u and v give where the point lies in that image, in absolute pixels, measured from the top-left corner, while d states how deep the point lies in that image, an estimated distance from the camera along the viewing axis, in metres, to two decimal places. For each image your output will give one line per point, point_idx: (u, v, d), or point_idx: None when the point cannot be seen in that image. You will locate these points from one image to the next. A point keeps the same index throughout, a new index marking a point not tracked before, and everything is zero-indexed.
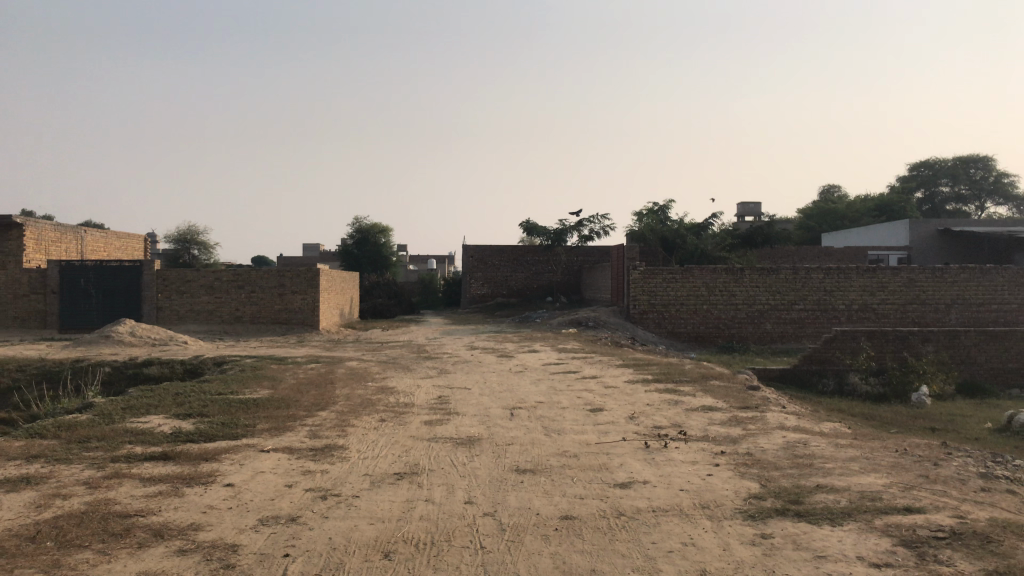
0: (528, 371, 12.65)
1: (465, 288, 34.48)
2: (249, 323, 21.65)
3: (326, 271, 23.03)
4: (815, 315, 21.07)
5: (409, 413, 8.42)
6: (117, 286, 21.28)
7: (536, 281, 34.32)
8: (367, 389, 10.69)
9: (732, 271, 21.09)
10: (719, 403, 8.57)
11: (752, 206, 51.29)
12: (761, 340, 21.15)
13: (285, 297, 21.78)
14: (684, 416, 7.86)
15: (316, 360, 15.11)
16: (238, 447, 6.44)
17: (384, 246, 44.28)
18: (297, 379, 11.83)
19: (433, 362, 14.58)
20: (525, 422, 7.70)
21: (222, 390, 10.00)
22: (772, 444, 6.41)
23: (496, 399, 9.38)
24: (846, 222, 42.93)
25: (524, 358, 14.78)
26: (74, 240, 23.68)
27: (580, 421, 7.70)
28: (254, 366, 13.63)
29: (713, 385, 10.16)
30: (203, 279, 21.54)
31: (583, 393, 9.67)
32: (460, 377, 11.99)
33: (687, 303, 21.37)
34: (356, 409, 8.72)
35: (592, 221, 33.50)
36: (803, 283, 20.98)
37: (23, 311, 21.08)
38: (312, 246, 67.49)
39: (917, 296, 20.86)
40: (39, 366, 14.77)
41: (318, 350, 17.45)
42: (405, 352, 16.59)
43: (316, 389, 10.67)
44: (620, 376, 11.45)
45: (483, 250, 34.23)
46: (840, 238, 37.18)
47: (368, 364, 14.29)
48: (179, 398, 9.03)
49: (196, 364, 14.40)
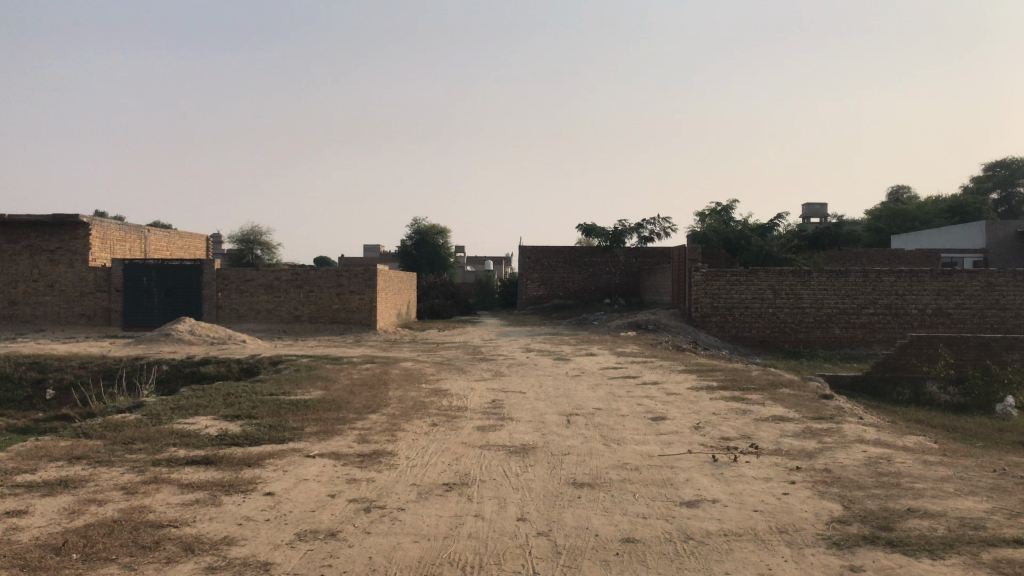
0: (586, 374, 12.24)
1: (522, 289, 34.16)
2: (307, 322, 21.66)
3: (383, 272, 22.94)
4: (886, 319, 20.19)
5: (461, 418, 8.10)
6: (179, 285, 21.52)
7: (594, 282, 33.85)
8: (421, 391, 10.40)
9: (799, 274, 20.36)
10: (790, 413, 8.06)
11: (817, 207, 49.93)
12: (828, 345, 20.36)
13: (344, 297, 21.74)
14: (752, 426, 7.38)
15: (371, 360, 14.93)
16: (283, 452, 6.19)
17: (442, 248, 44.28)
18: (350, 380, 11.60)
19: (489, 364, 14.26)
20: (583, 430, 7.31)
21: (273, 390, 9.80)
22: (852, 459, 5.91)
23: (552, 404, 9.00)
24: (917, 223, 41.42)
25: (582, 362, 14.36)
26: (138, 239, 23.99)
27: (642, 430, 7.27)
28: (309, 366, 13.48)
29: (783, 393, 9.62)
30: (262, 278, 21.61)
31: (644, 400, 9.23)
32: (516, 380, 11.64)
33: (751, 306, 20.68)
34: (408, 412, 8.43)
35: (652, 222, 32.86)
36: (873, 287, 20.13)
37: (88, 309, 21.38)
38: (373, 247, 68.02)
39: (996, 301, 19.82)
40: (100, 363, 14.86)
41: (374, 350, 17.30)
42: (460, 353, 16.33)
43: (369, 390, 10.42)
44: (682, 381, 10.98)
45: (540, 250, 33.89)
46: (910, 241, 35.82)
47: (424, 365, 14.03)
48: (229, 398, 8.86)
49: (252, 363, 14.36)
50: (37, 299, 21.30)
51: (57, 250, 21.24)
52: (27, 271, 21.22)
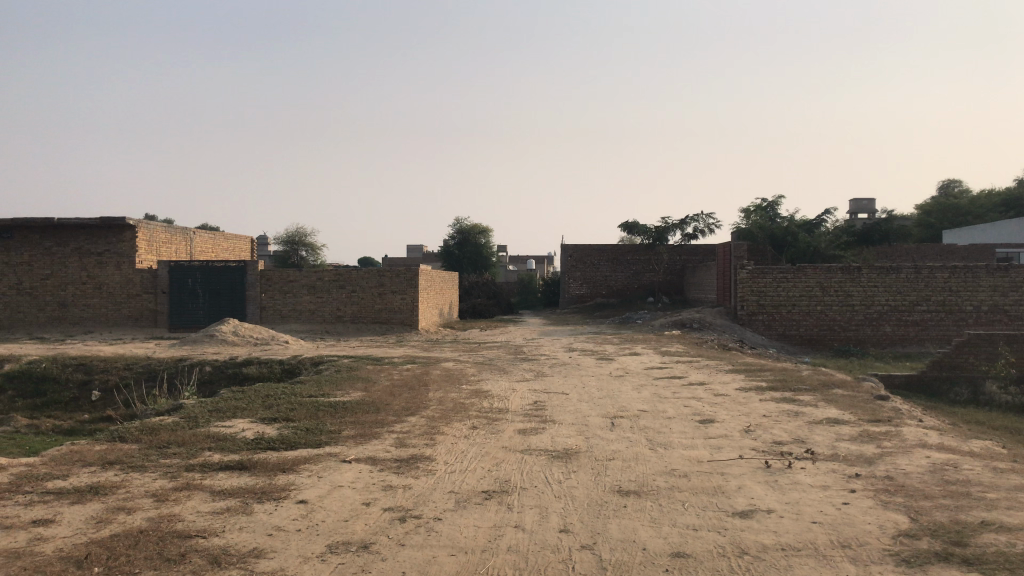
0: (631, 375, 11.97)
1: (564, 288, 33.88)
2: (349, 322, 21.65)
3: (425, 271, 22.87)
4: (940, 317, 19.52)
5: (502, 421, 7.88)
6: (223, 286, 21.66)
7: (637, 280, 33.45)
8: (462, 392, 10.22)
9: (849, 270, 19.79)
10: (845, 416, 7.69)
11: (865, 203, 48.87)
12: (879, 344, 19.76)
13: (385, 297, 21.71)
14: (806, 429, 7.03)
15: (412, 360, 14.80)
16: (318, 457, 6.03)
17: (485, 247, 44.17)
18: (391, 381, 11.47)
19: (532, 364, 14.03)
20: (628, 433, 7.04)
21: (313, 392, 9.69)
22: (915, 464, 5.56)
23: (596, 406, 8.73)
24: (970, 218, 40.27)
25: (625, 361, 14.06)
26: (183, 241, 24.20)
27: (689, 433, 6.99)
28: (350, 367, 13.40)
29: (836, 394, 9.23)
30: (305, 279, 21.66)
31: (691, 401, 8.92)
32: (559, 381, 11.39)
33: (799, 303, 20.15)
34: (448, 415, 8.24)
35: (696, 218, 32.35)
36: (926, 283, 19.48)
37: (135, 310, 21.61)
38: (416, 247, 68.21)
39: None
40: (144, 365, 14.95)
41: (415, 350, 17.19)
42: (502, 354, 16.15)
43: (409, 392, 10.25)
44: (730, 382, 10.63)
45: (582, 249, 33.59)
46: (963, 236, 34.79)
47: (465, 366, 13.85)
48: (268, 401, 8.77)
49: (294, 364, 14.33)
50: (85, 301, 21.58)
51: (104, 252, 21.49)
52: (75, 273, 21.49)
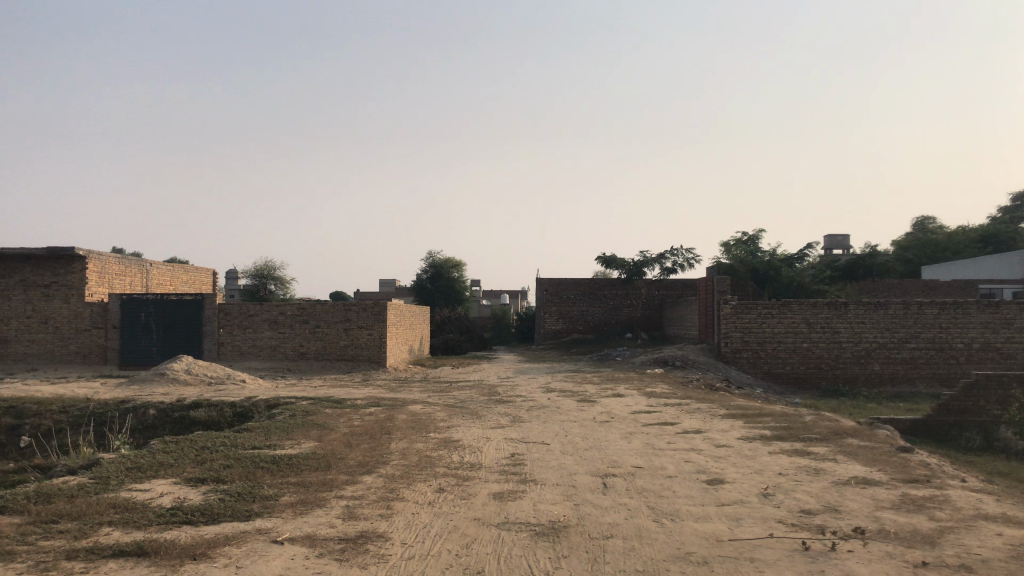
0: (617, 420, 10.89)
1: (540, 323, 32.77)
2: (312, 359, 20.36)
3: (394, 305, 21.70)
4: (930, 354, 18.65)
5: (474, 481, 6.69)
6: (178, 321, 20.33)
7: (614, 315, 32.41)
8: (429, 442, 9.04)
9: (836, 305, 18.94)
10: (875, 474, 6.61)
11: (840, 238, 48.41)
12: (867, 383, 18.82)
13: (351, 333, 20.52)
14: (834, 494, 5.94)
15: (377, 402, 13.55)
16: (242, 535, 4.81)
17: (458, 281, 43.10)
18: (351, 428, 10.24)
19: (507, 407, 12.85)
20: (624, 499, 5.91)
21: (258, 444, 8.45)
22: (990, 545, 4.46)
23: (583, 462, 7.59)
24: (948, 253, 39.85)
25: (608, 404, 12.92)
26: (138, 273, 22.84)
27: (698, 499, 5.86)
28: (307, 410, 12.14)
29: (852, 447, 8.16)
30: (266, 313, 20.39)
31: (690, 454, 7.81)
32: (537, 428, 10.25)
33: (785, 340, 19.19)
34: (412, 473, 7.04)
35: (676, 252, 31.51)
36: (914, 319, 18.66)
37: (83, 346, 20.17)
38: (388, 282, 67.04)
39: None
40: (81, 407, 13.56)
41: (381, 390, 15.92)
42: (475, 394, 14.96)
43: (368, 442, 9.04)
44: (729, 430, 9.54)
45: (559, 282, 32.59)
46: (943, 272, 34.03)
47: (434, 409, 12.65)
48: (202, 456, 7.53)
49: (247, 407, 13.08)
50: (30, 336, 20.14)
51: (51, 284, 20.10)
52: (20, 307, 20.12)
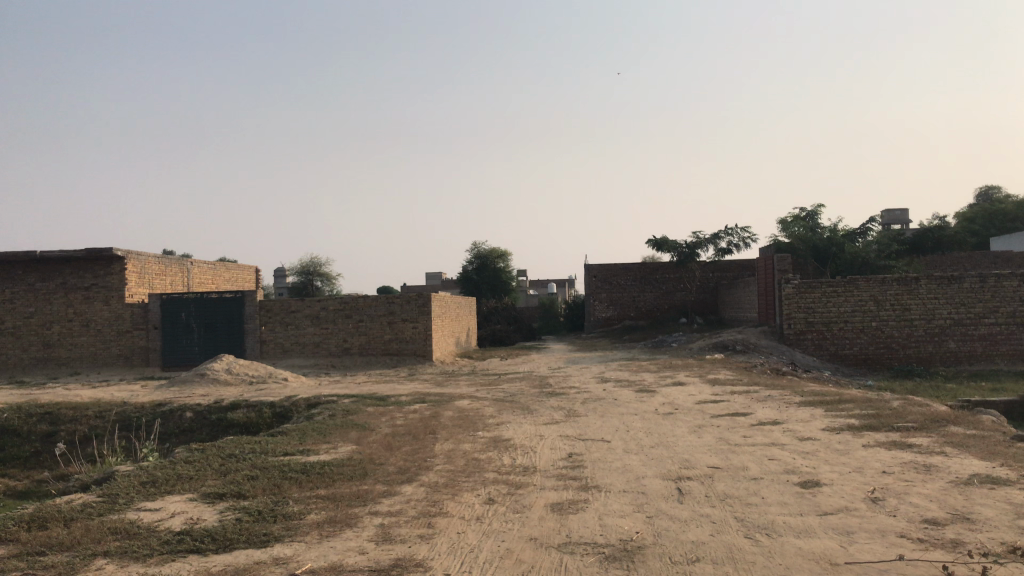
0: (682, 411, 9.98)
1: (589, 311, 31.82)
2: (358, 355, 19.76)
3: (439, 297, 20.98)
4: (1010, 330, 17.35)
5: (528, 489, 5.85)
6: (220, 320, 19.87)
7: (667, 299, 31.33)
8: (478, 442, 8.24)
9: (905, 281, 17.68)
10: (999, 471, 5.60)
11: (897, 213, 46.41)
12: (942, 362, 17.56)
13: (396, 326, 19.82)
14: (960, 498, 4.98)
15: (422, 399, 12.79)
16: (256, 568, 4.04)
17: (503, 271, 42.31)
18: (393, 428, 9.49)
19: (560, 400, 12.00)
20: (707, 511, 5.02)
21: (289, 451, 7.73)
22: None
23: (651, 462, 6.71)
24: (1017, 223, 37.84)
25: (670, 394, 12.00)
26: (179, 272, 22.48)
27: (796, 509, 4.94)
28: (348, 409, 11.45)
29: (959, 436, 7.14)
30: (308, 308, 19.82)
31: (772, 451, 6.88)
32: (595, 422, 9.38)
33: (852, 320, 17.97)
34: (458, 480, 6.23)
35: (730, 232, 30.31)
36: (991, 293, 17.35)
37: (125, 348, 19.83)
38: (434, 275, 66.65)
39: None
40: (117, 411, 13.09)
41: (426, 385, 15.21)
42: (526, 386, 14.16)
43: (411, 443, 8.28)
44: (810, 420, 8.56)
45: (608, 268, 31.60)
46: (1013, 244, 32.25)
47: (482, 404, 11.84)
48: (224, 466, 6.83)
49: (286, 407, 12.50)
50: (72, 340, 19.85)
51: (91, 287, 19.80)
52: (61, 310, 19.84)
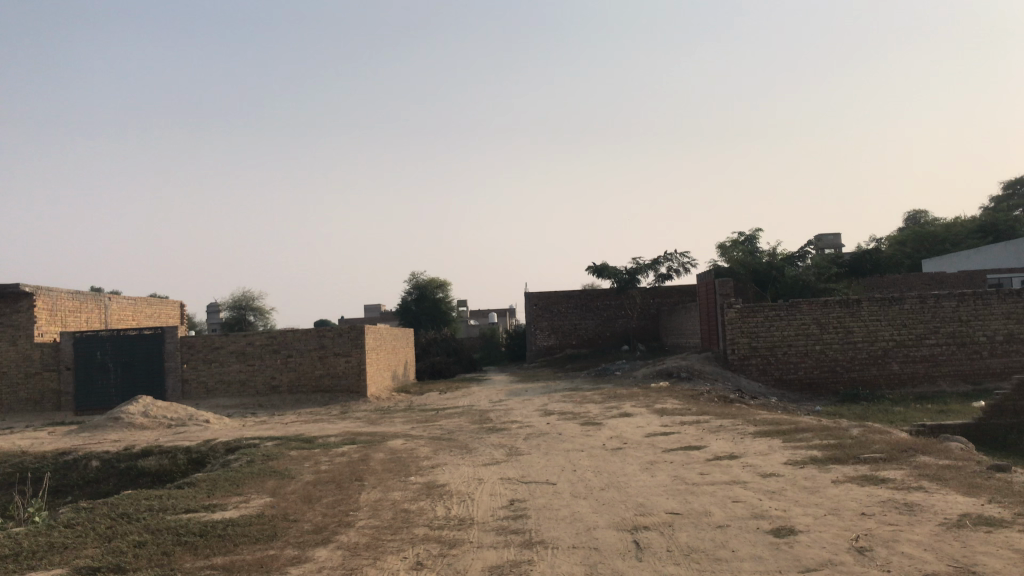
0: (632, 445, 9.28)
1: (531, 340, 31.15)
2: (287, 393, 18.66)
3: (373, 328, 20.07)
4: (951, 350, 17.17)
5: (463, 549, 5.04)
6: (138, 358, 18.58)
7: (609, 327, 30.86)
8: (410, 490, 7.40)
9: (846, 303, 17.43)
10: (991, 509, 5.00)
11: (829, 238, 46.99)
12: (887, 384, 17.29)
13: (327, 361, 18.80)
14: (957, 544, 4.35)
15: (354, 439, 11.87)
16: None
17: (442, 302, 41.46)
18: (317, 475, 8.58)
19: (502, 436, 11.22)
20: (671, 571, 4.29)
21: (192, 507, 6.77)
22: None
23: (602, 509, 5.97)
24: (945, 246, 38.48)
25: (617, 426, 11.31)
26: (95, 308, 21.11)
27: (773, 565, 4.24)
28: (270, 454, 10.48)
29: (933, 467, 6.57)
30: (233, 344, 18.69)
31: (735, 492, 6.20)
32: (539, 462, 8.60)
33: (796, 344, 17.60)
34: (384, 540, 5.39)
35: (670, 257, 30.05)
36: (932, 314, 17.20)
37: (34, 392, 18.37)
38: (373, 307, 65.27)
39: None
40: (14, 463, 11.85)
41: (358, 424, 14.25)
42: (465, 422, 13.34)
43: (335, 494, 7.40)
44: (769, 453, 7.93)
45: (549, 296, 31.03)
46: (944, 265, 32.65)
47: (417, 444, 10.97)
48: (109, 530, 5.85)
49: (203, 452, 11.43)
50: None
51: None
52: None
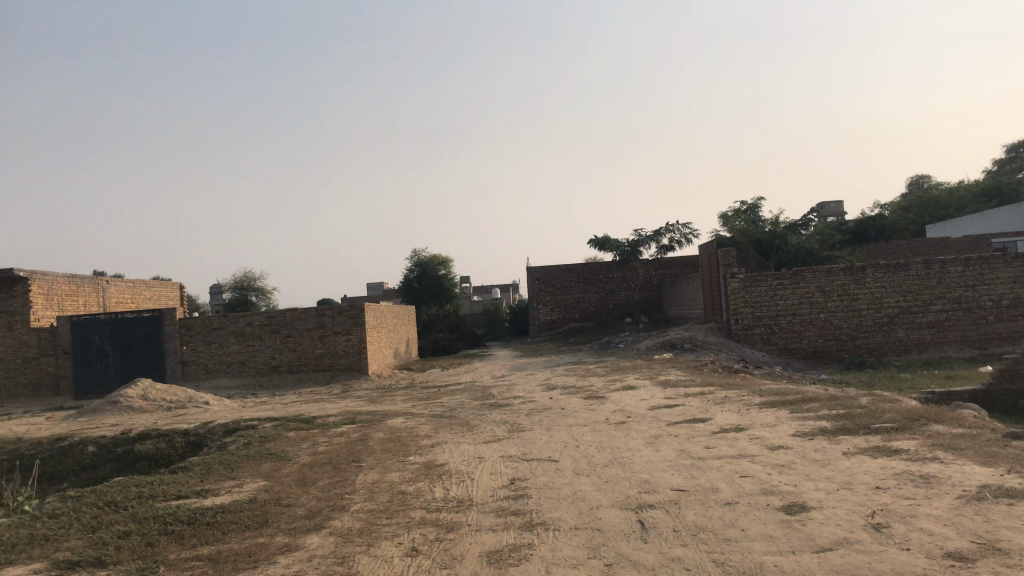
0: (636, 419, 9.08)
1: (533, 315, 30.94)
2: (287, 373, 18.48)
3: (373, 306, 19.85)
4: (958, 316, 16.92)
5: (461, 533, 4.83)
6: (136, 341, 18.39)
7: (611, 300, 30.63)
8: (408, 470, 7.20)
9: (851, 270, 17.16)
10: (1012, 480, 4.77)
11: (832, 206, 46.57)
12: (893, 351, 17.07)
13: (327, 340, 18.61)
14: (979, 519, 4.12)
15: (354, 418, 11.68)
16: None
17: (444, 278, 41.24)
18: (315, 456, 8.38)
19: (503, 412, 11.02)
20: (678, 553, 4.07)
21: (182, 493, 6.58)
22: None
23: (606, 487, 5.76)
24: (949, 211, 38.08)
25: (620, 400, 11.12)
26: (92, 292, 20.90)
27: (786, 544, 4.02)
28: (269, 435, 10.30)
29: (948, 436, 6.34)
30: (232, 325, 18.50)
31: (743, 466, 5.98)
32: (541, 438, 8.40)
33: (800, 313, 17.35)
34: (379, 524, 5.19)
35: (672, 228, 29.76)
36: (938, 279, 16.93)
37: (33, 377, 18.20)
38: (376, 284, 65.10)
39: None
40: (10, 451, 11.69)
41: (359, 403, 14.08)
42: (467, 398, 13.16)
43: (332, 476, 7.21)
44: (776, 425, 7.71)
45: (550, 270, 30.78)
46: (949, 230, 32.28)
47: (418, 422, 10.77)
48: (96, 520, 5.66)
49: (201, 435, 11.26)
50: None
51: None
52: None
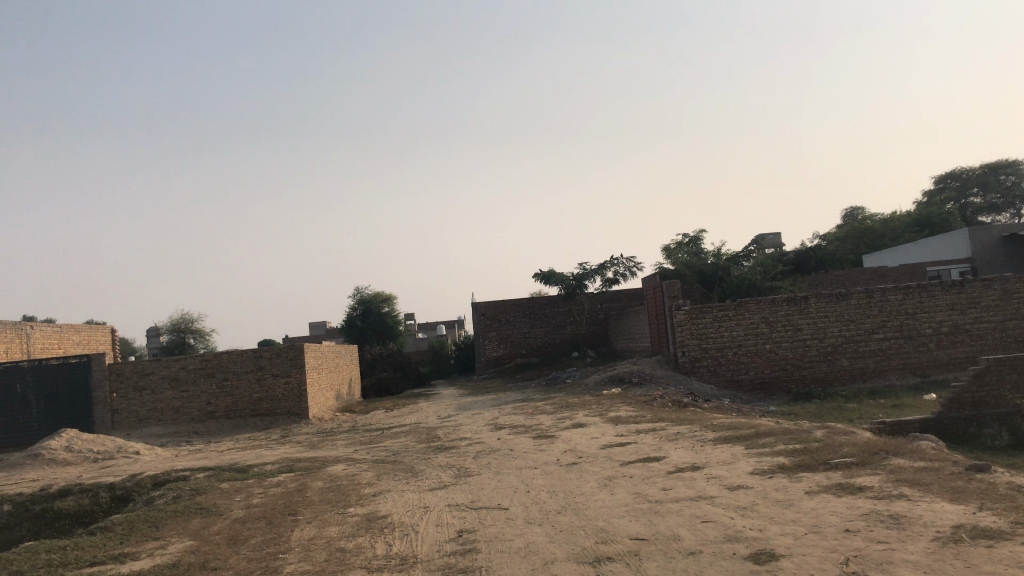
0: (588, 460, 8.73)
1: (479, 351, 30.51)
2: (223, 419, 17.71)
3: (313, 346, 19.24)
4: (899, 344, 17.04)
5: None
6: (61, 389, 17.45)
7: (557, 335, 30.39)
8: (348, 524, 6.72)
9: (794, 300, 17.19)
10: (986, 518, 4.54)
11: (770, 237, 47.36)
12: (838, 380, 17.06)
13: (266, 383, 17.92)
14: (959, 563, 3.86)
15: (292, 466, 11.10)
16: None
17: (389, 316, 40.62)
18: (249, 511, 7.84)
19: (450, 455, 10.58)
20: None
21: (98, 559, 5.99)
22: None
23: (561, 538, 5.38)
24: (885, 240, 38.92)
25: (571, 439, 10.77)
26: (16, 338, 19.89)
27: None
28: (200, 487, 9.69)
29: (911, 470, 6.13)
30: (164, 370, 17.70)
31: (704, 510, 5.66)
32: (490, 483, 7.99)
33: (746, 344, 17.29)
34: None
35: (616, 261, 29.77)
36: (879, 307, 17.05)
37: None
38: (319, 323, 63.99)
39: (1019, 309, 16.92)
40: None
41: (299, 448, 13.47)
42: (412, 441, 12.67)
43: (266, 533, 6.69)
44: (733, 463, 7.43)
45: (496, 305, 30.47)
46: (885, 259, 32.69)
47: (360, 468, 10.26)
48: None
49: (128, 489, 10.56)
50: None
51: None
52: None
